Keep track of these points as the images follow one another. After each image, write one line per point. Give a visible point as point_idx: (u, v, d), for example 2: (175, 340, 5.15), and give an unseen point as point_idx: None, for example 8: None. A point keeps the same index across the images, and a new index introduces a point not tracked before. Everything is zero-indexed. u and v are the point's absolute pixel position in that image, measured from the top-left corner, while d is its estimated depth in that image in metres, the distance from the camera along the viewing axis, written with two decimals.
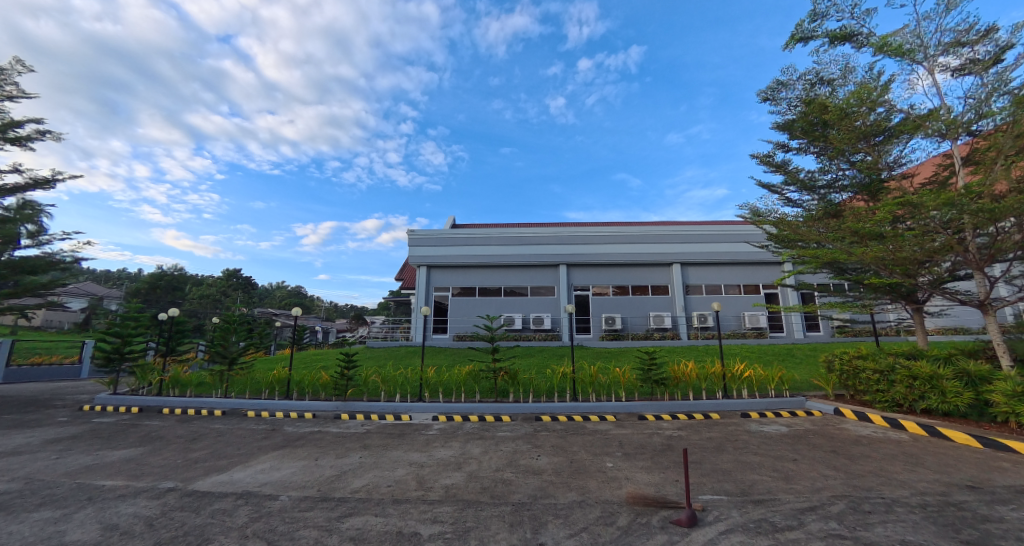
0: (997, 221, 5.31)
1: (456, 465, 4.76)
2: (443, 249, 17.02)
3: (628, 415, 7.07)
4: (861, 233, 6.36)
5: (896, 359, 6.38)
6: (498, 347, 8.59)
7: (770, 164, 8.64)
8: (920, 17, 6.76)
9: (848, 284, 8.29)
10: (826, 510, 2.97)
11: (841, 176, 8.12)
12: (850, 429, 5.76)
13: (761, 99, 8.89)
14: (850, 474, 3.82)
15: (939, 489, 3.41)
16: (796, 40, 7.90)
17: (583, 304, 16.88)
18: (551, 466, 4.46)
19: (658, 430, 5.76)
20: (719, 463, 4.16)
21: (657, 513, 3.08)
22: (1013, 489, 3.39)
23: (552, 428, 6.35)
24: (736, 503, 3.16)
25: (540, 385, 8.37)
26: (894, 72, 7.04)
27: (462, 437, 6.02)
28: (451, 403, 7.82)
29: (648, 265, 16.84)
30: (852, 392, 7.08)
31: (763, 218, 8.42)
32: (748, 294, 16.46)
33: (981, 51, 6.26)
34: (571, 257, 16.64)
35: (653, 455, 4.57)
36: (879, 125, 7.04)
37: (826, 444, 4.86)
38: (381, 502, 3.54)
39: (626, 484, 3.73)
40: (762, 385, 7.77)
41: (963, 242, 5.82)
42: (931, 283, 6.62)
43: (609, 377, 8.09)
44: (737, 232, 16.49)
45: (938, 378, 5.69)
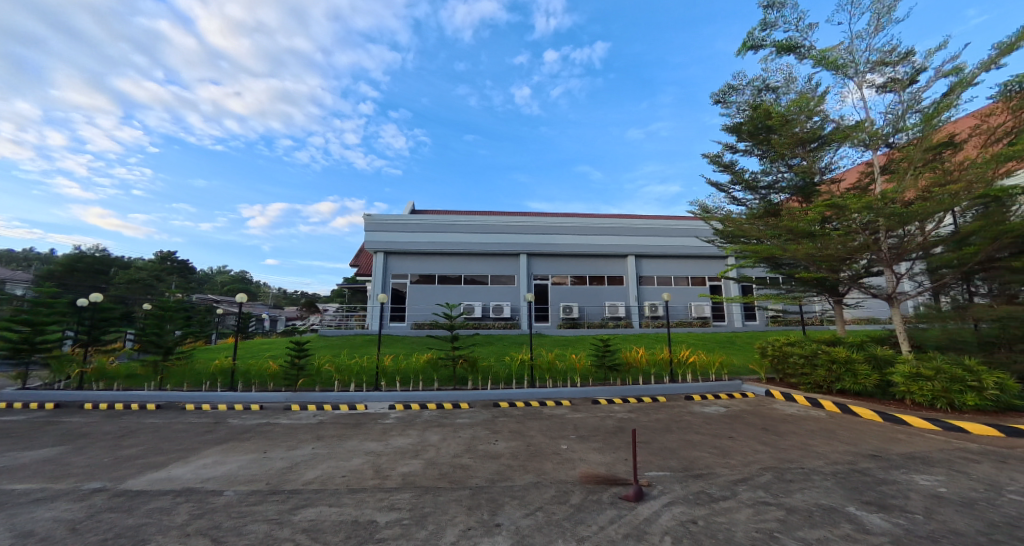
0: (906, 224, 6.02)
1: (414, 452, 4.76)
2: (403, 236, 16.56)
3: (584, 400, 7.35)
4: (796, 231, 6.93)
5: (820, 345, 7.10)
6: (457, 335, 8.57)
7: (720, 164, 9.17)
8: (854, 35, 7.40)
9: (783, 278, 9.05)
10: (755, 480, 3.31)
11: (780, 178, 8.74)
12: (778, 409, 6.35)
13: (713, 101, 9.38)
14: (777, 448, 4.26)
15: (848, 458, 3.89)
16: (747, 47, 8.38)
17: (541, 294, 17.20)
18: (509, 450, 4.58)
19: (610, 413, 6.09)
20: (665, 442, 4.48)
21: (607, 489, 3.28)
22: (906, 456, 3.94)
23: (510, 413, 6.50)
24: (679, 477, 3.43)
25: (499, 371, 8.50)
26: (829, 85, 7.66)
27: (420, 425, 6.01)
28: (409, 391, 7.78)
29: (606, 256, 17.41)
30: (781, 376, 7.83)
31: (712, 215, 8.98)
32: (694, 286, 17.53)
33: (902, 71, 6.96)
34: (533, 247, 16.91)
35: (605, 436, 4.83)
36: (814, 133, 7.71)
37: (758, 423, 5.35)
38: (336, 493, 3.48)
39: (580, 464, 3.92)
40: (704, 370, 8.44)
41: (878, 243, 6.51)
42: (851, 278, 7.41)
43: (565, 364, 8.41)
44: (688, 227, 17.46)
45: (852, 361, 6.45)
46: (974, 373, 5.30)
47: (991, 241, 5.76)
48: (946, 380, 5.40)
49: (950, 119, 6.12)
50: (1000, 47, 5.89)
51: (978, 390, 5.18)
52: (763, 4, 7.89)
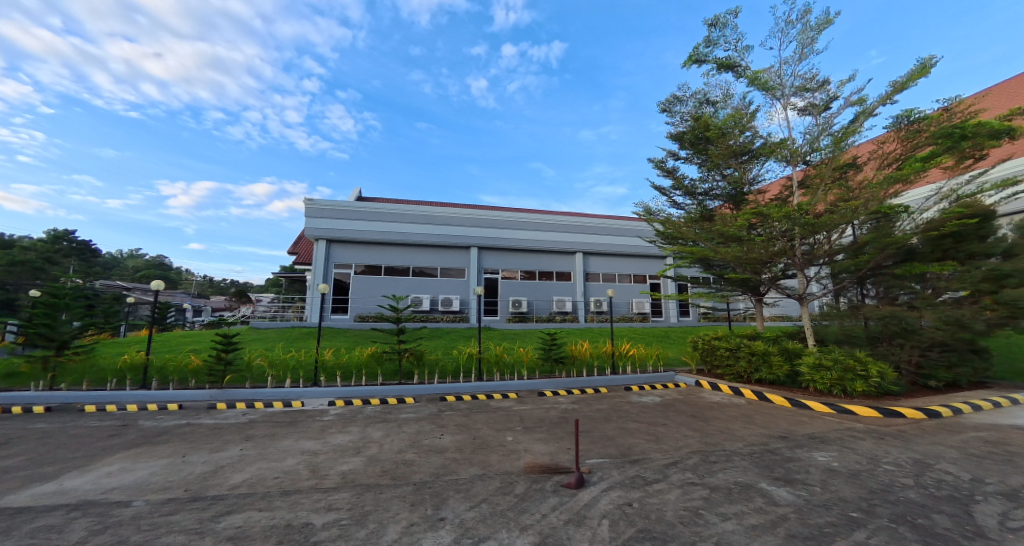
0: (816, 233, 6.79)
1: (355, 450, 4.57)
2: (349, 223, 15.73)
3: (530, 393, 7.49)
4: (726, 236, 7.54)
5: (742, 339, 7.87)
6: (404, 328, 8.32)
7: (663, 169, 9.72)
8: (782, 60, 8.17)
9: (713, 278, 9.84)
10: (684, 463, 3.58)
11: (715, 186, 9.43)
12: (705, 397, 6.92)
13: (660, 109, 9.89)
14: (703, 432, 4.64)
15: (762, 440, 4.34)
16: (692, 61, 8.92)
17: (491, 288, 17.23)
18: (455, 444, 4.55)
19: (555, 405, 6.27)
20: (605, 431, 4.70)
21: (550, 478, 3.37)
22: (808, 436, 4.48)
23: (457, 407, 6.46)
24: (617, 463, 3.62)
25: (446, 365, 8.40)
26: (760, 103, 8.40)
27: (362, 422, 5.78)
28: (352, 386, 7.44)
29: (556, 253, 17.83)
30: (709, 367, 8.55)
31: (654, 217, 9.52)
32: (636, 283, 18.54)
33: (819, 97, 7.81)
34: (484, 241, 16.87)
35: (549, 427, 4.97)
36: (745, 147, 8.43)
37: (687, 411, 5.80)
38: (267, 496, 3.24)
39: (525, 455, 4.00)
40: (642, 361, 8.97)
41: (793, 250, 7.29)
42: (770, 279, 8.24)
43: (513, 357, 8.44)
44: (632, 227, 18.41)
45: (769, 353, 7.22)
46: (862, 363, 6.14)
47: (879, 251, 6.69)
48: (841, 369, 6.22)
49: (854, 143, 7.00)
50: (894, 84, 6.82)
51: (865, 377, 6.03)
52: (707, 22, 8.43)
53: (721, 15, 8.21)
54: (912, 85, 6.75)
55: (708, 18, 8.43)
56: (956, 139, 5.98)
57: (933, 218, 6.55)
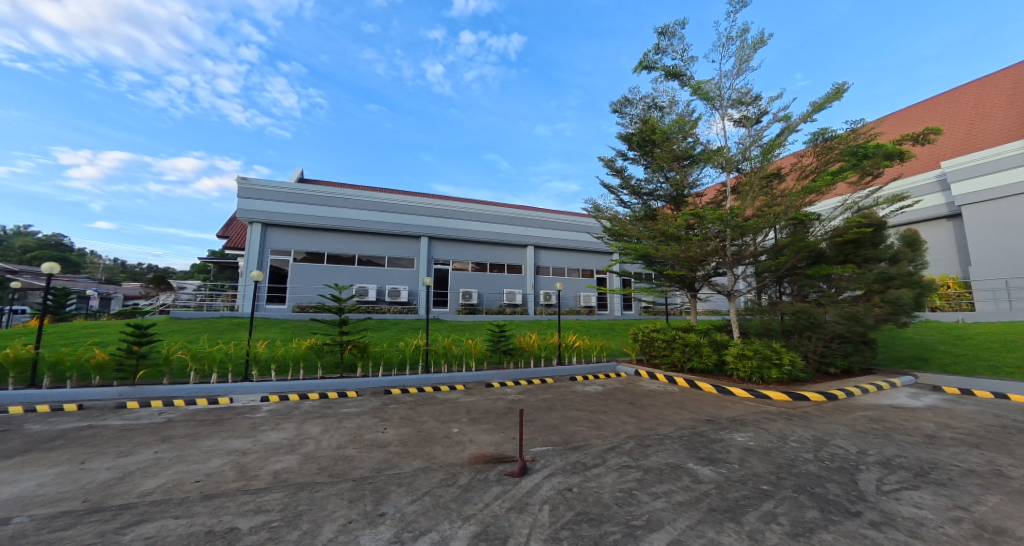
0: (744, 235, 7.41)
1: (289, 447, 4.29)
2: (289, 206, 14.62)
3: (478, 384, 7.50)
4: (667, 234, 8.00)
5: (678, 331, 8.44)
6: (346, 319, 7.91)
7: (612, 168, 10.07)
8: (722, 74, 8.76)
9: (654, 274, 10.41)
10: (621, 448, 3.78)
11: (658, 187, 9.97)
12: (643, 385, 7.35)
13: (612, 110, 10.21)
14: (639, 418, 4.94)
15: (691, 423, 4.70)
16: (643, 66, 9.28)
17: (442, 279, 16.94)
18: (398, 438, 4.43)
19: (502, 396, 6.33)
20: (550, 420, 4.83)
21: (494, 468, 3.40)
22: (730, 419, 4.92)
23: (402, 400, 6.29)
24: (559, 451, 3.73)
25: (392, 356, 8.14)
26: (701, 112, 8.96)
27: (298, 417, 5.44)
28: (287, 381, 6.97)
29: (507, 245, 17.93)
30: (648, 357, 9.07)
31: (602, 214, 9.87)
32: (583, 278, 19.21)
33: (752, 111, 8.50)
34: (436, 231, 16.52)
35: (495, 418, 5.01)
36: (687, 152, 8.96)
37: (626, 399, 6.11)
38: (185, 502, 2.94)
39: (470, 446, 3.99)
40: (587, 352, 9.31)
41: (724, 250, 7.91)
42: (703, 276, 8.89)
43: (462, 348, 8.22)
44: (582, 223, 18.99)
45: (700, 344, 7.82)
46: (778, 353, 6.85)
47: (795, 254, 7.46)
48: (760, 358, 6.89)
49: (779, 155, 7.71)
50: (813, 105, 7.59)
51: (779, 365, 6.74)
52: (658, 30, 8.80)
53: (671, 24, 8.61)
54: (828, 106, 7.55)
55: (659, 26, 8.80)
56: (859, 157, 6.81)
57: (838, 227, 7.42)
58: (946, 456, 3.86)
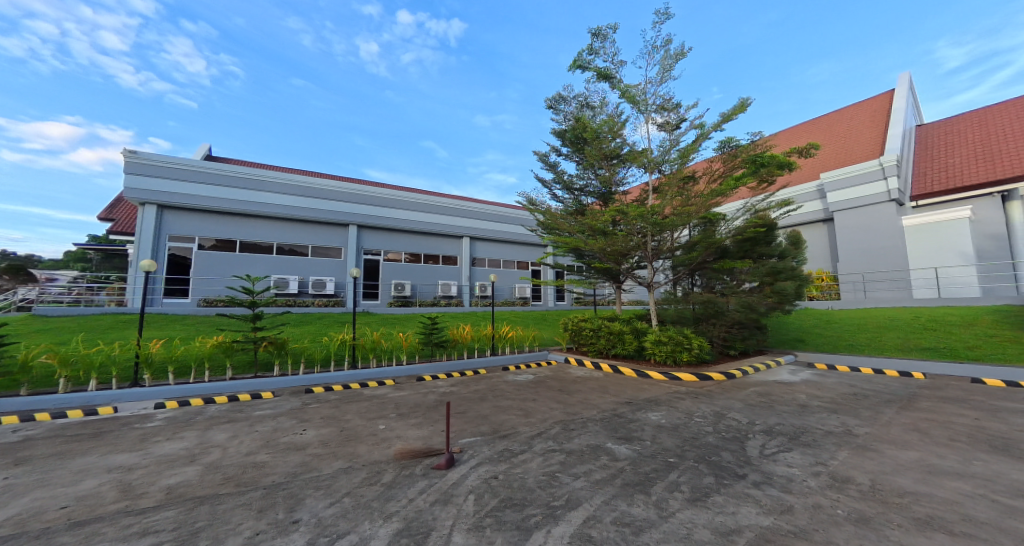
0: (662, 231, 8.05)
1: (188, 458, 3.80)
2: (192, 186, 12.89)
3: (408, 378, 7.30)
4: (596, 229, 8.42)
5: (604, 321, 8.96)
6: (261, 313, 7.18)
7: (547, 163, 10.30)
8: (647, 80, 9.34)
9: (584, 267, 10.93)
10: (547, 433, 3.92)
11: (589, 183, 10.43)
12: (572, 372, 7.71)
13: (548, 105, 10.41)
14: (566, 404, 5.16)
15: (612, 406, 5.03)
16: (577, 65, 9.56)
17: (373, 270, 16.13)
18: (319, 439, 4.15)
19: (434, 389, 6.23)
20: (480, 410, 4.86)
21: (421, 462, 3.34)
22: (646, 400, 5.35)
23: (325, 398, 5.91)
24: (488, 440, 3.76)
25: (314, 352, 7.58)
26: (629, 115, 9.48)
27: (201, 424, 4.84)
28: (188, 384, 6.16)
29: (443, 236, 17.61)
30: (577, 346, 9.52)
31: (536, 207, 10.09)
32: (518, 270, 19.56)
33: (673, 117, 9.19)
34: (366, 220, 15.66)
35: (425, 411, 4.91)
36: (615, 152, 9.45)
37: (555, 386, 6.36)
38: (43, 534, 2.46)
39: (397, 442, 3.87)
40: (520, 342, 9.52)
41: (645, 245, 8.52)
42: (627, 269, 9.51)
43: (392, 342, 7.95)
44: (517, 216, 19.26)
45: (623, 332, 8.39)
46: (688, 338, 7.58)
47: (704, 250, 8.28)
48: (674, 343, 7.57)
49: (693, 160, 8.45)
50: (722, 116, 8.43)
51: (690, 349, 7.47)
52: (591, 31, 9.10)
53: (603, 27, 8.96)
54: (733, 118, 8.43)
55: (592, 28, 9.11)
56: (756, 166, 7.72)
57: (739, 225, 8.35)
58: (813, 421, 4.58)
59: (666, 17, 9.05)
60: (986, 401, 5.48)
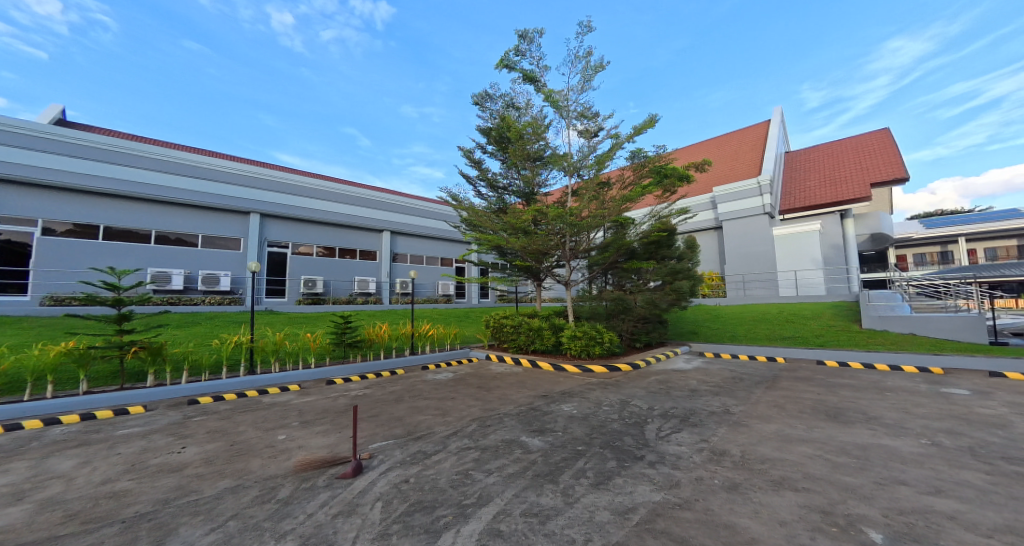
0: (578, 232, 8.52)
1: (12, 496, 3.04)
2: (39, 157, 10.58)
3: (317, 382, 6.74)
4: (518, 228, 8.61)
5: (524, 317, 9.23)
6: (129, 313, 6.05)
7: (471, 159, 10.24)
8: (569, 88, 9.78)
9: (506, 265, 11.10)
10: (463, 431, 3.91)
11: (512, 182, 10.63)
12: (492, 369, 7.81)
13: (474, 101, 10.34)
14: (484, 401, 5.20)
15: (529, 400, 5.19)
16: (504, 64, 9.64)
17: (279, 264, 14.59)
18: (201, 457, 3.62)
19: (346, 392, 5.84)
20: (395, 412, 4.66)
21: (324, 472, 3.09)
22: (561, 392, 5.62)
23: (213, 410, 5.18)
24: (401, 443, 3.62)
25: (201, 358, 6.61)
26: (552, 119, 9.83)
27: (37, 452, 3.91)
28: (21, 402, 4.92)
29: (361, 230, 16.62)
30: (498, 342, 9.67)
31: (460, 204, 9.99)
32: (442, 266, 19.25)
33: (591, 125, 9.75)
34: (271, 208, 14.14)
35: (334, 417, 4.57)
36: (539, 154, 9.73)
37: (474, 383, 6.37)
38: None
39: (298, 453, 3.54)
40: (441, 340, 9.37)
41: (563, 244, 8.91)
42: (546, 268, 9.87)
43: (298, 343, 7.27)
44: (441, 212, 18.95)
45: (542, 328, 8.71)
46: (600, 333, 8.14)
47: (616, 251, 8.95)
48: (587, 338, 8.07)
49: (608, 167, 9.06)
50: (634, 128, 9.16)
51: (601, 343, 8.01)
52: (518, 32, 9.23)
53: (529, 30, 9.15)
54: (643, 132, 9.21)
55: (519, 30, 9.25)
56: (660, 176, 8.53)
57: (645, 230, 9.16)
58: (700, 403, 5.22)
59: (587, 30, 9.54)
60: (825, 379, 6.75)
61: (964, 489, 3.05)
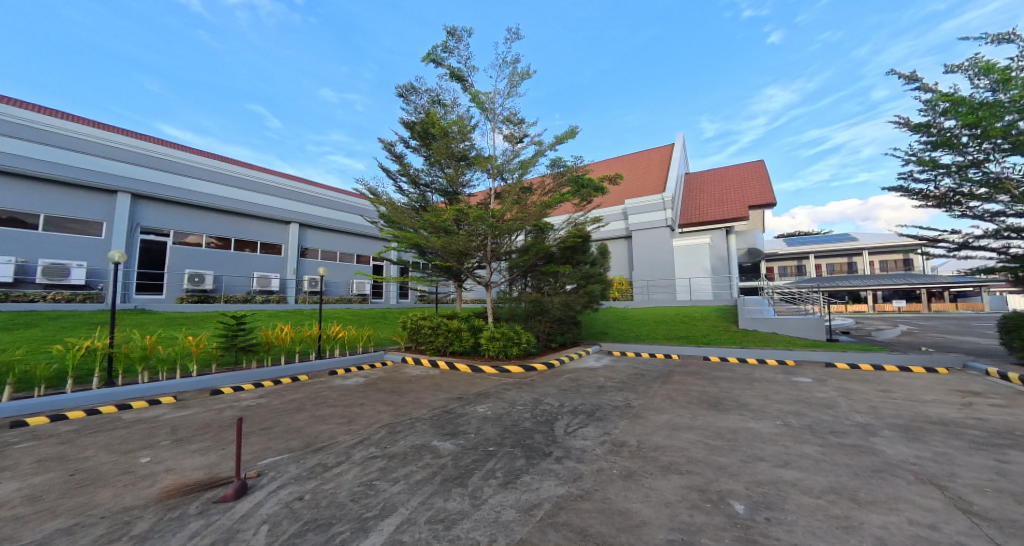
0: (498, 235, 8.66)
1: None
2: None
3: (198, 393, 5.86)
4: (439, 227, 8.48)
5: (443, 319, 9.11)
6: None
7: (392, 152, 9.80)
8: (496, 92, 9.89)
9: (427, 264, 10.83)
10: (370, 439, 3.71)
11: (435, 180, 10.42)
12: (407, 372, 7.55)
13: (398, 92, 9.90)
14: (396, 406, 5.00)
15: (443, 403, 5.12)
16: (430, 59, 9.38)
17: (157, 255, 12.44)
18: (24, 493, 2.91)
19: (235, 403, 5.17)
20: (293, 423, 4.25)
21: (198, 497, 2.70)
22: (476, 394, 5.65)
23: (49, 433, 4.20)
24: (297, 457, 3.31)
25: (35, 368, 5.33)
26: (478, 120, 9.83)
27: None
28: None
29: (263, 220, 14.90)
30: (416, 345, 9.40)
31: (378, 198, 9.50)
32: (357, 264, 18.15)
33: (517, 131, 9.97)
34: (146, 188, 12.00)
35: (216, 432, 4.01)
36: (464, 154, 9.63)
37: (387, 388, 6.10)
38: None
39: (165, 477, 3.03)
40: (353, 342, 8.76)
41: (485, 246, 8.96)
42: (467, 269, 9.81)
43: (174, 348, 6.24)
44: (358, 206, 17.84)
45: (460, 329, 8.65)
46: (518, 334, 8.35)
47: (535, 254, 9.26)
48: (505, 339, 8.22)
49: (530, 173, 9.33)
50: (556, 138, 9.57)
51: (519, 343, 8.23)
52: (446, 29, 9.08)
53: (458, 28, 9.06)
54: (564, 143, 9.68)
55: (447, 26, 9.09)
56: (578, 186, 9.07)
57: (563, 236, 9.59)
58: (605, 398, 5.64)
59: (515, 37, 9.73)
60: (708, 373, 7.77)
61: (803, 460, 3.72)
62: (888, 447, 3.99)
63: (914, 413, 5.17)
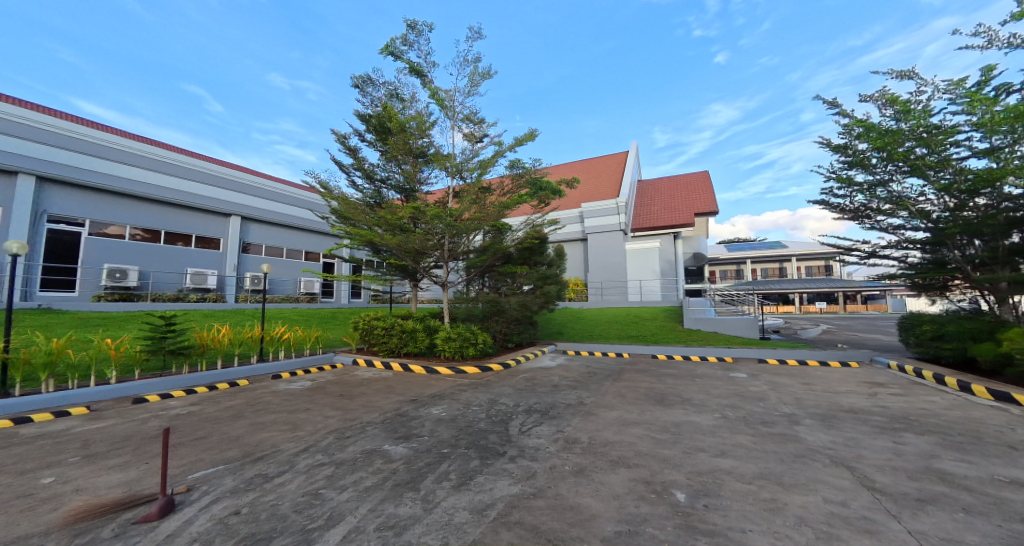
0: (456, 234, 8.58)
1: None
2: None
3: (117, 402, 5.27)
4: (395, 224, 8.27)
5: (398, 319, 8.87)
6: None
7: (346, 145, 9.41)
8: (456, 89, 9.80)
9: (381, 263, 10.50)
10: (316, 446, 3.54)
11: (392, 175, 10.13)
12: (358, 375, 7.28)
13: (353, 83, 9.52)
14: (346, 410, 4.80)
15: (396, 406, 4.99)
16: (389, 51, 9.11)
17: (68, 247, 11.03)
18: None
19: (161, 412, 4.71)
20: (230, 432, 3.95)
21: (115, 519, 2.44)
22: (430, 396, 5.56)
23: None
24: (234, 468, 3.09)
25: None
26: (438, 117, 9.68)
27: None
28: None
29: (198, 211, 13.68)
30: (368, 346, 9.08)
31: (329, 192, 9.07)
32: (306, 261, 17.19)
33: (477, 130, 9.94)
34: (56, 171, 10.62)
35: (138, 445, 3.63)
36: (422, 151, 9.44)
37: (336, 391, 5.84)
38: None
39: (73, 498, 2.71)
40: (299, 344, 8.27)
41: (442, 245, 8.85)
42: (424, 268, 9.60)
43: (89, 352, 5.57)
44: (308, 199, 16.88)
45: (415, 330, 8.46)
46: (475, 335, 8.32)
47: (493, 254, 9.28)
48: (462, 339, 8.16)
49: (489, 173, 9.33)
50: (515, 140, 9.66)
51: (475, 344, 8.21)
52: (406, 21, 8.87)
53: (418, 22, 8.87)
54: (523, 144, 9.79)
55: (407, 19, 8.89)
56: (536, 188, 9.24)
57: (521, 236, 9.67)
58: (559, 397, 5.78)
59: (477, 36, 9.70)
60: (656, 370, 8.20)
61: (737, 449, 4.04)
62: (808, 434, 4.45)
63: (830, 403, 5.79)
